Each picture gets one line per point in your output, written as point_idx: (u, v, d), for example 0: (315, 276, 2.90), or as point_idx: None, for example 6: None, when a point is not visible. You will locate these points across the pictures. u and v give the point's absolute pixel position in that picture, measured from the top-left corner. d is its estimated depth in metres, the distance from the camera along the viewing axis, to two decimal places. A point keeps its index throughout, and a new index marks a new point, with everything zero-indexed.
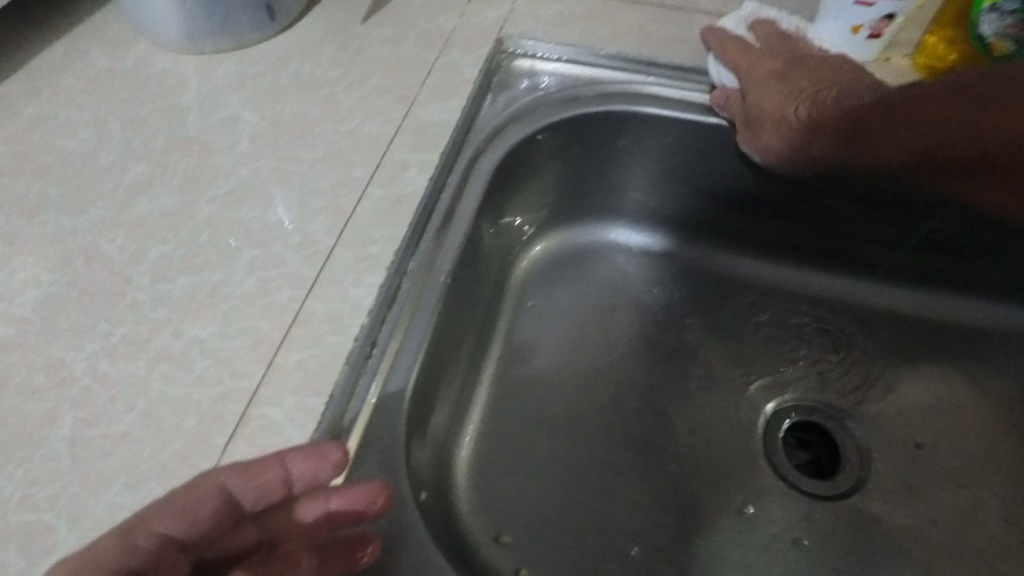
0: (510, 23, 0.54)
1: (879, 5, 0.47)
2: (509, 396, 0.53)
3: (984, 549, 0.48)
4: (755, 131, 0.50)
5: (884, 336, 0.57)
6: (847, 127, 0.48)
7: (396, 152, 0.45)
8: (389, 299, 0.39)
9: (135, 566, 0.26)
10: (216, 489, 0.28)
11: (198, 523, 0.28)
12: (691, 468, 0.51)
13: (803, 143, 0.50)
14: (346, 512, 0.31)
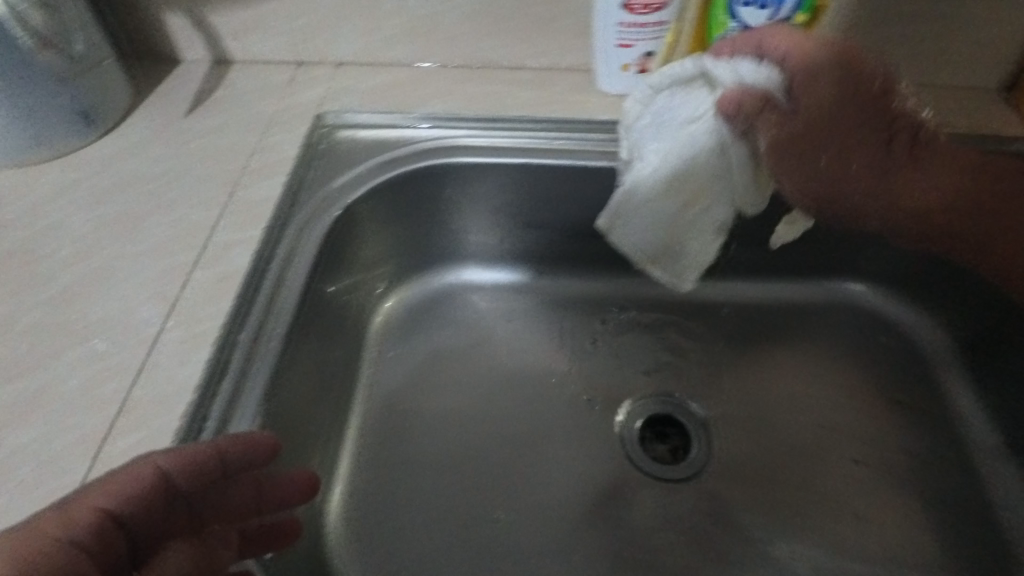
0: (328, 101, 0.59)
1: (636, 45, 0.55)
2: (380, 445, 0.55)
3: (821, 500, 0.53)
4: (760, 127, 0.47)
5: (719, 326, 0.63)
6: (857, 149, 0.50)
7: (220, 234, 0.48)
8: (219, 371, 0.41)
9: (78, 537, 0.27)
10: (154, 471, 0.31)
11: (133, 500, 0.30)
12: (558, 479, 0.54)
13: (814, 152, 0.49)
14: (283, 495, 0.41)
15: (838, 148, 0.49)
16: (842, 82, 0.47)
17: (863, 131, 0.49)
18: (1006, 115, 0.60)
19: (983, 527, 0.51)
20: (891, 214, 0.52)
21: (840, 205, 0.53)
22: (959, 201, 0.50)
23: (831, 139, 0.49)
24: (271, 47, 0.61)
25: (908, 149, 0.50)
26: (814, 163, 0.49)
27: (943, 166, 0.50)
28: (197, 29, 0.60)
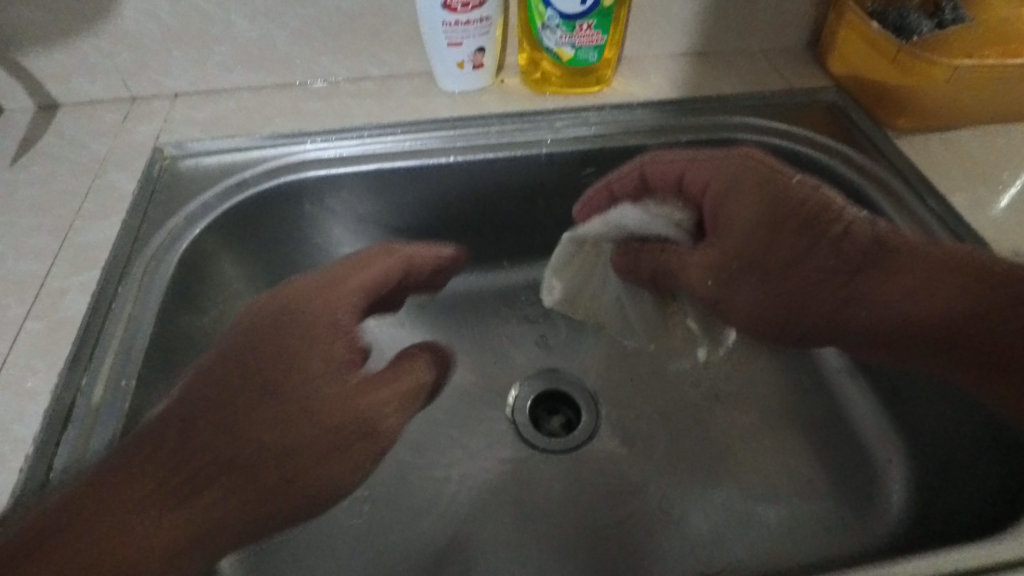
0: (166, 133, 0.57)
1: (465, 43, 0.57)
2: None
3: (702, 444, 0.56)
4: (684, 266, 0.48)
5: None
6: (804, 283, 0.44)
7: (54, 282, 0.46)
8: (62, 420, 0.39)
9: (359, 291, 0.45)
10: (375, 260, 0.49)
11: (369, 285, 0.46)
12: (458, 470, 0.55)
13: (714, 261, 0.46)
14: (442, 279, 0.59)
15: (774, 294, 0.45)
16: (777, 228, 0.44)
17: (804, 283, 0.44)
18: (813, 70, 0.66)
19: (841, 440, 0.56)
20: (842, 322, 0.44)
21: (812, 338, 0.46)
22: (949, 319, 0.40)
23: (778, 278, 0.44)
24: (98, 86, 0.59)
25: (859, 257, 0.43)
26: (752, 293, 0.45)
27: (896, 289, 0.42)
28: (14, 76, 0.57)
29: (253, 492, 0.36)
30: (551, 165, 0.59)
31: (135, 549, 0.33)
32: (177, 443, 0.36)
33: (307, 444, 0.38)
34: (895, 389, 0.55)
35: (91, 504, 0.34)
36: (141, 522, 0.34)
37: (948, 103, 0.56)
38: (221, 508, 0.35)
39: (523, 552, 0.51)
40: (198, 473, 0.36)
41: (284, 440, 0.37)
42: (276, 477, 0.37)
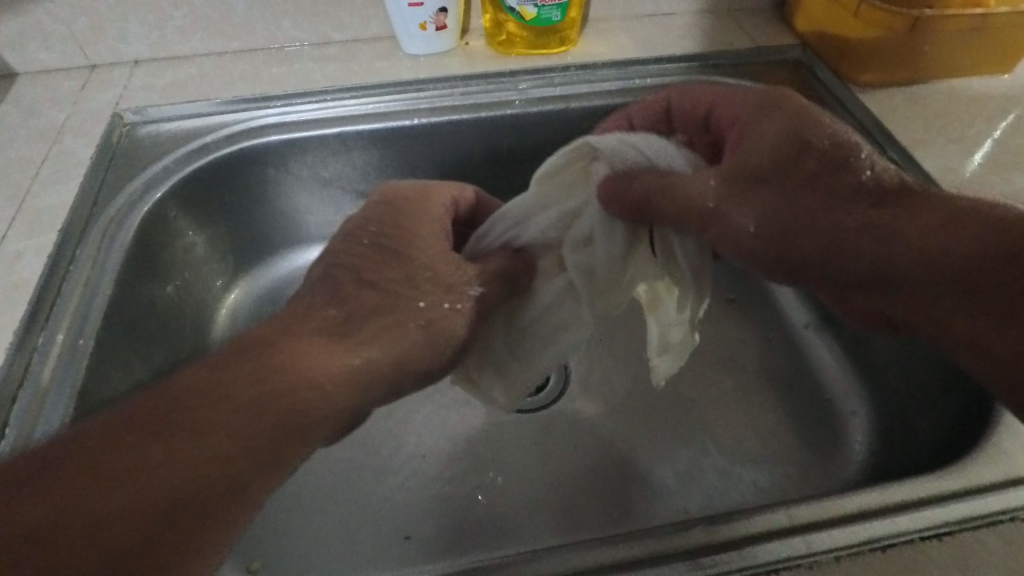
0: (125, 99, 0.56)
1: (427, 3, 0.57)
2: None
3: (669, 399, 0.57)
4: (689, 181, 0.39)
5: None
6: (806, 207, 0.36)
7: (10, 245, 0.45)
8: (18, 378, 0.39)
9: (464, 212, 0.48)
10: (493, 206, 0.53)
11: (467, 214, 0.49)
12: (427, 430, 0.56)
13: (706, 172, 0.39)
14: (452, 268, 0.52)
15: (780, 211, 0.36)
16: (805, 145, 0.36)
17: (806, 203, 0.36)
18: (779, 29, 0.65)
19: (807, 393, 0.57)
20: (846, 260, 0.35)
21: (805, 273, 0.37)
22: (965, 262, 0.32)
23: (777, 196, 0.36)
24: (54, 54, 0.58)
25: (884, 193, 0.35)
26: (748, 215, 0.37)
27: (915, 222, 0.34)
28: None
29: (409, 337, 0.39)
30: (516, 126, 0.59)
31: (328, 382, 0.34)
32: (337, 303, 0.38)
33: (430, 307, 0.40)
34: (859, 340, 0.55)
35: (272, 345, 0.34)
36: (319, 362, 0.35)
37: (912, 54, 0.56)
38: (373, 354, 0.37)
39: (492, 506, 0.51)
40: (355, 326, 0.38)
41: (411, 304, 0.40)
42: (409, 337, 0.39)
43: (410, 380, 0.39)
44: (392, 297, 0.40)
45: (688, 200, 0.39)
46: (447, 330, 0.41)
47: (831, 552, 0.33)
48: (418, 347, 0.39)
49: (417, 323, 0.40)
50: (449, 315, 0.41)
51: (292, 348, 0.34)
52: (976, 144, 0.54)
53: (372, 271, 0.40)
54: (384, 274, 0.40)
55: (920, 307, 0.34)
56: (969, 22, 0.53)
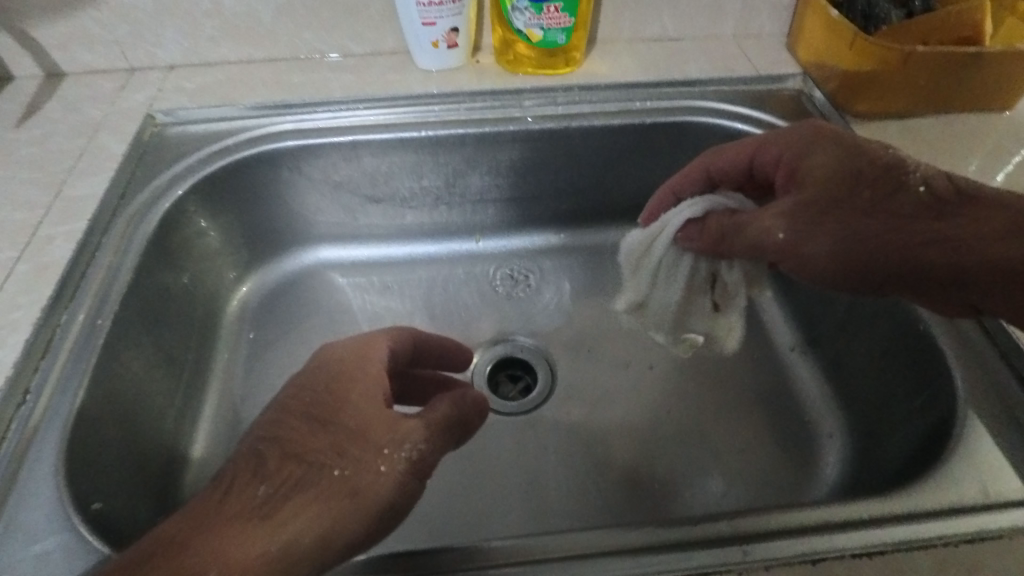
0: (157, 101, 0.61)
1: (439, 22, 0.60)
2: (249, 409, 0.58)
3: (650, 413, 0.59)
4: (760, 218, 0.43)
5: (560, 276, 0.69)
6: (878, 233, 0.39)
7: (42, 230, 0.50)
8: (40, 351, 0.43)
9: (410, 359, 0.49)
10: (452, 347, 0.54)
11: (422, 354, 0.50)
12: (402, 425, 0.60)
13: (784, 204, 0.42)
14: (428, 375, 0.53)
15: (854, 232, 0.39)
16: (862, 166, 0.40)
17: (876, 231, 0.39)
18: (783, 57, 0.67)
19: (785, 413, 0.58)
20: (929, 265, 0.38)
21: (887, 293, 0.40)
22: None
23: (850, 224, 0.40)
24: (97, 57, 0.63)
25: (940, 202, 0.39)
26: (825, 245, 0.40)
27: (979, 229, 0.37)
28: (22, 46, 0.62)
29: (340, 506, 0.35)
30: (517, 141, 0.62)
31: (246, 572, 0.31)
32: (256, 484, 0.35)
33: (356, 470, 0.36)
34: (841, 367, 0.56)
35: (182, 548, 0.32)
36: (230, 545, 0.32)
37: (905, 87, 0.57)
38: (296, 531, 0.33)
39: (471, 503, 0.53)
40: (271, 511, 0.34)
41: (338, 476, 0.35)
42: (338, 512, 0.34)
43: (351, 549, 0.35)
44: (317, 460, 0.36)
45: (762, 234, 0.42)
46: (382, 496, 0.36)
47: (763, 561, 0.35)
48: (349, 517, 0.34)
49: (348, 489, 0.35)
50: (396, 483, 0.36)
51: (204, 545, 0.32)
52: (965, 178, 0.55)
53: (293, 436, 0.37)
54: (309, 442, 0.37)
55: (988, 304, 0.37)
56: (964, 59, 0.54)
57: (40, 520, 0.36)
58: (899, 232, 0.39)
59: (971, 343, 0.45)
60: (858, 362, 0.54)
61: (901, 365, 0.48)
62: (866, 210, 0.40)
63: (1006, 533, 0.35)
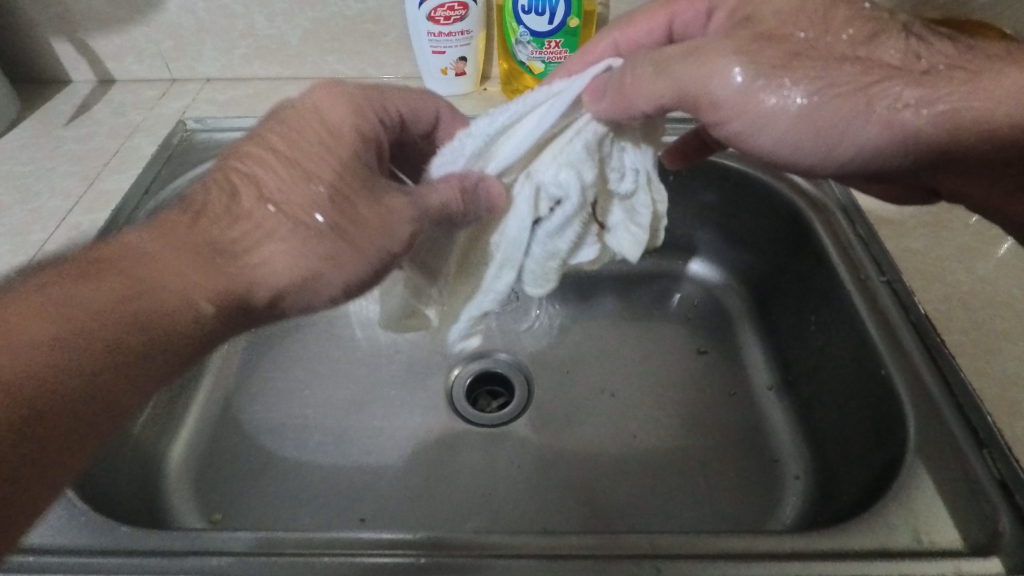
0: (190, 110, 0.67)
1: (448, 51, 0.65)
2: (244, 398, 0.62)
3: (619, 436, 0.60)
4: (702, 66, 0.39)
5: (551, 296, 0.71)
6: (847, 110, 0.37)
7: (71, 218, 0.56)
8: None
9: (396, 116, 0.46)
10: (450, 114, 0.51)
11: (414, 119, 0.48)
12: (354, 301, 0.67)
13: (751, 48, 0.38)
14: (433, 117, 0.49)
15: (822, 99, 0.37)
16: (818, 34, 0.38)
17: (847, 94, 0.37)
18: None
19: (756, 450, 0.58)
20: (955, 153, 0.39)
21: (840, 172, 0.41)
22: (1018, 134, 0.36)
23: (831, 81, 0.37)
24: (144, 68, 0.70)
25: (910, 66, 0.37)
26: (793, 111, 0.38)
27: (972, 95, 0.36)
28: (81, 53, 0.69)
29: (284, 256, 0.37)
30: None
31: (196, 305, 0.34)
32: (224, 216, 0.37)
33: (338, 216, 0.38)
34: (812, 408, 0.56)
35: (133, 260, 0.34)
36: (163, 275, 0.34)
37: None
38: (245, 277, 0.36)
39: (433, 504, 0.55)
40: (244, 240, 0.37)
41: (318, 207, 0.37)
42: (324, 234, 0.37)
43: (334, 293, 0.39)
44: (305, 180, 0.38)
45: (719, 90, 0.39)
46: (322, 259, 0.37)
47: None
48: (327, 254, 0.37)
49: (348, 213, 0.38)
50: (322, 248, 0.37)
51: (155, 266, 0.34)
52: (943, 230, 0.56)
53: (279, 172, 0.38)
54: (274, 173, 0.38)
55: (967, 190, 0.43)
56: None
57: None
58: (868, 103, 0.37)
59: (929, 393, 0.44)
60: (827, 405, 0.54)
61: (863, 411, 0.48)
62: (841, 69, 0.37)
63: None
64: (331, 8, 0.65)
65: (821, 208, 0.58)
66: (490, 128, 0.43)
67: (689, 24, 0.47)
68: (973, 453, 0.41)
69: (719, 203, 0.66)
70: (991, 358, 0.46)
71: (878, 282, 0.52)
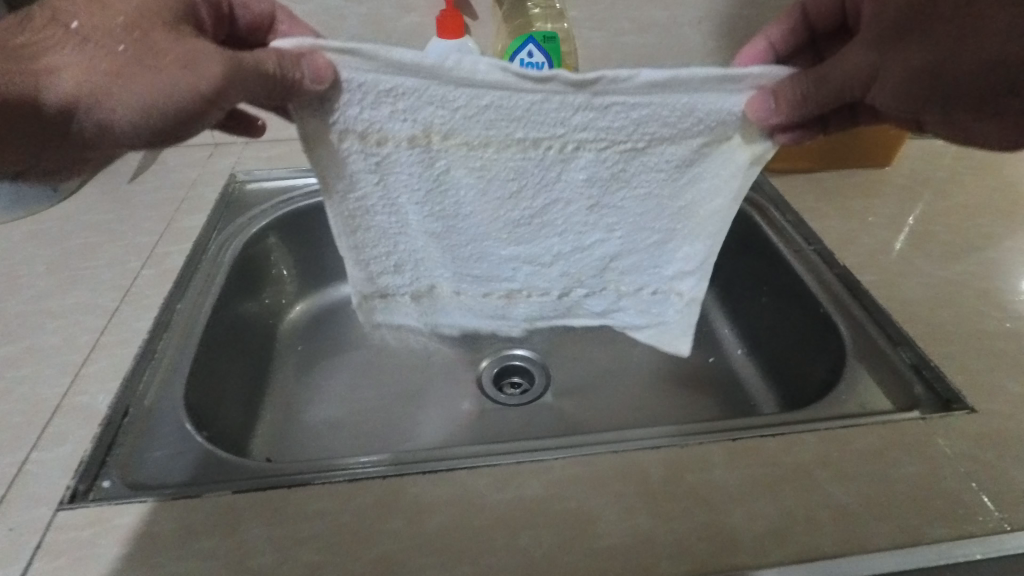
0: (239, 165, 0.80)
1: None
2: (305, 398, 0.71)
3: (625, 400, 0.73)
4: (843, 64, 0.43)
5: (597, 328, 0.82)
6: (911, 64, 0.41)
7: (160, 248, 0.66)
8: (164, 324, 0.58)
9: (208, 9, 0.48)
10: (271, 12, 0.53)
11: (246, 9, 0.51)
12: (276, 193, 0.78)
13: (903, 38, 0.41)
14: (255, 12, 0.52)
15: (929, 51, 0.41)
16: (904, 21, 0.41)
17: (926, 33, 0.41)
18: None
19: (736, 398, 0.71)
20: (841, 100, 0.45)
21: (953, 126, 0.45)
22: None
23: (936, 42, 0.41)
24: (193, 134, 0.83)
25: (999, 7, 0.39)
26: (913, 60, 0.41)
27: None
28: None
29: (74, 64, 0.39)
30: None
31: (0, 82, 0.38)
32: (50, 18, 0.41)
33: (121, 34, 0.40)
34: (774, 358, 0.70)
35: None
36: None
37: (795, 148, 0.78)
38: (64, 80, 0.39)
39: None
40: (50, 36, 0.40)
41: (114, 28, 0.40)
42: (111, 54, 0.39)
43: (124, 117, 0.40)
44: (103, 7, 0.41)
45: (851, 77, 0.43)
46: (109, 73, 0.39)
47: (698, 440, 0.46)
48: (117, 65, 0.39)
49: (151, 60, 0.39)
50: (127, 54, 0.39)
51: None
52: (849, 211, 0.73)
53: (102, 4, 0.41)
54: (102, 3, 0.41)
55: (898, 92, 0.42)
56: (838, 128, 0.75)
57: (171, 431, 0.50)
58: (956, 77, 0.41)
59: (855, 317, 0.60)
60: (785, 350, 0.68)
61: (812, 343, 0.63)
62: (892, 28, 0.42)
63: (873, 424, 0.48)
64: None
65: (759, 207, 0.76)
66: (359, 62, 0.41)
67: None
68: (891, 350, 0.56)
69: None
70: (896, 289, 0.62)
71: (809, 251, 0.69)
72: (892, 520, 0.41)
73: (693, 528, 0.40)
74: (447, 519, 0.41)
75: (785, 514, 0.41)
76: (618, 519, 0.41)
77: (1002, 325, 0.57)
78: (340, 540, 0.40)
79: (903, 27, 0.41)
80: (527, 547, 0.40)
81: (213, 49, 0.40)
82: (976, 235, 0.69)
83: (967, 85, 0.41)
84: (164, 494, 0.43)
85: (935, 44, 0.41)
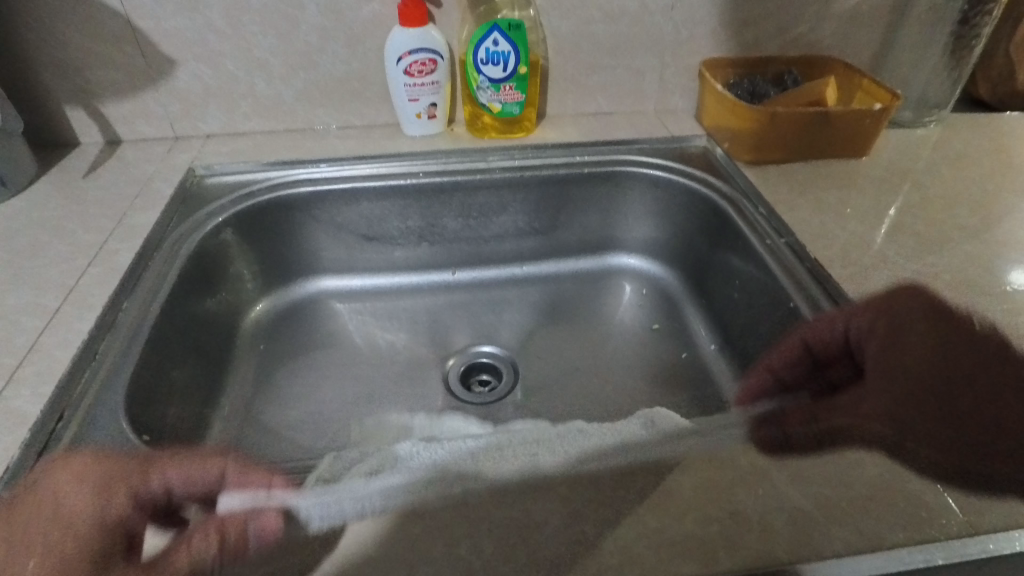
0: (198, 159, 0.78)
1: (422, 99, 0.78)
2: (266, 400, 0.69)
3: (594, 398, 0.70)
4: (859, 416, 0.46)
5: (569, 325, 0.80)
6: (926, 439, 0.44)
7: (110, 246, 0.64)
8: (108, 325, 0.56)
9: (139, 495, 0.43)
10: (218, 465, 0.47)
11: (188, 485, 0.45)
12: (236, 188, 0.75)
13: (907, 449, 0.44)
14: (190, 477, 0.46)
15: (927, 435, 0.44)
16: (914, 399, 0.45)
17: (931, 427, 0.44)
18: (694, 125, 0.86)
19: (708, 395, 0.69)
20: (817, 417, 0.47)
21: (993, 463, 0.43)
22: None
23: (936, 433, 0.44)
24: (152, 128, 0.81)
25: (973, 421, 0.45)
26: (931, 458, 0.43)
27: (1020, 412, 0.45)
28: (93, 119, 0.79)
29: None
30: (484, 189, 0.79)
31: None
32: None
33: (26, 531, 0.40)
34: (746, 353, 0.69)
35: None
36: None
37: (770, 138, 0.76)
38: None
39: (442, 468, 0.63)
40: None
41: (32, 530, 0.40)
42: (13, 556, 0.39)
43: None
44: (23, 520, 0.40)
45: (851, 423, 0.46)
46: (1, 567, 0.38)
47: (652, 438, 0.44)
48: (54, 517, 0.40)
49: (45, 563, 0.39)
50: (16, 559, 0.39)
51: None
52: (824, 202, 0.71)
53: (53, 374, 0.50)
54: (35, 518, 0.40)
55: (936, 444, 0.44)
56: (812, 117, 0.73)
57: (107, 435, 0.47)
58: (948, 418, 0.45)
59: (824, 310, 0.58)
60: (757, 345, 0.66)
61: (782, 339, 0.62)
62: (879, 412, 0.45)
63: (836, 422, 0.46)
64: (322, 70, 0.79)
65: (732, 199, 0.74)
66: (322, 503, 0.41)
67: (823, 330, 0.54)
68: None
69: (655, 207, 0.81)
70: (866, 281, 0.60)
71: (780, 243, 0.66)
72: (852, 523, 0.40)
73: (641, 535, 0.39)
74: (385, 528, 0.39)
75: (740, 518, 0.40)
76: (564, 525, 0.39)
77: (976, 319, 0.55)
78: (271, 552, 0.38)
79: (871, 417, 0.45)
80: (467, 556, 0.38)
81: (122, 530, 0.41)
82: (953, 227, 0.67)
83: (976, 471, 0.43)
84: (92, 503, 0.42)
85: (939, 449, 0.44)
